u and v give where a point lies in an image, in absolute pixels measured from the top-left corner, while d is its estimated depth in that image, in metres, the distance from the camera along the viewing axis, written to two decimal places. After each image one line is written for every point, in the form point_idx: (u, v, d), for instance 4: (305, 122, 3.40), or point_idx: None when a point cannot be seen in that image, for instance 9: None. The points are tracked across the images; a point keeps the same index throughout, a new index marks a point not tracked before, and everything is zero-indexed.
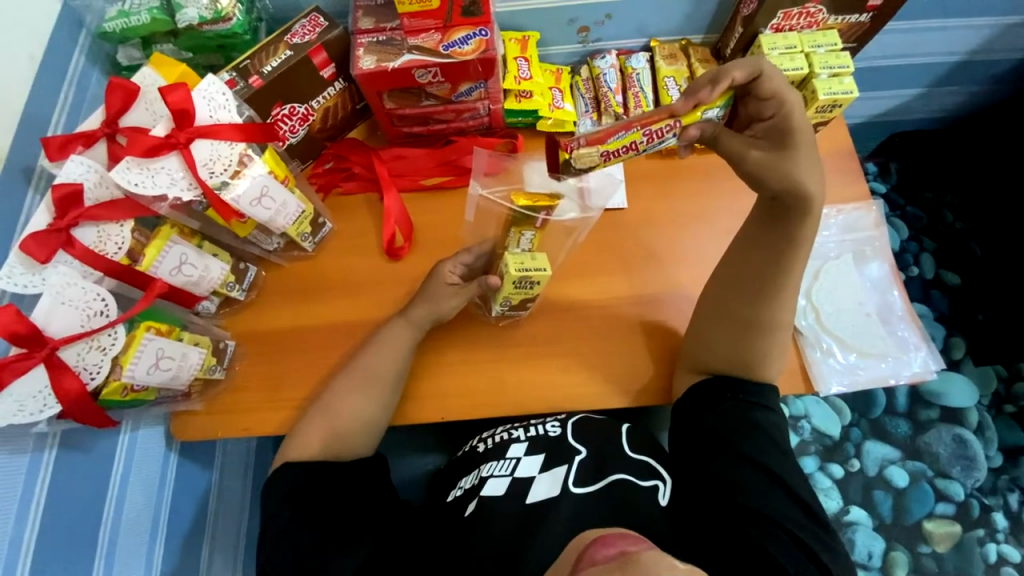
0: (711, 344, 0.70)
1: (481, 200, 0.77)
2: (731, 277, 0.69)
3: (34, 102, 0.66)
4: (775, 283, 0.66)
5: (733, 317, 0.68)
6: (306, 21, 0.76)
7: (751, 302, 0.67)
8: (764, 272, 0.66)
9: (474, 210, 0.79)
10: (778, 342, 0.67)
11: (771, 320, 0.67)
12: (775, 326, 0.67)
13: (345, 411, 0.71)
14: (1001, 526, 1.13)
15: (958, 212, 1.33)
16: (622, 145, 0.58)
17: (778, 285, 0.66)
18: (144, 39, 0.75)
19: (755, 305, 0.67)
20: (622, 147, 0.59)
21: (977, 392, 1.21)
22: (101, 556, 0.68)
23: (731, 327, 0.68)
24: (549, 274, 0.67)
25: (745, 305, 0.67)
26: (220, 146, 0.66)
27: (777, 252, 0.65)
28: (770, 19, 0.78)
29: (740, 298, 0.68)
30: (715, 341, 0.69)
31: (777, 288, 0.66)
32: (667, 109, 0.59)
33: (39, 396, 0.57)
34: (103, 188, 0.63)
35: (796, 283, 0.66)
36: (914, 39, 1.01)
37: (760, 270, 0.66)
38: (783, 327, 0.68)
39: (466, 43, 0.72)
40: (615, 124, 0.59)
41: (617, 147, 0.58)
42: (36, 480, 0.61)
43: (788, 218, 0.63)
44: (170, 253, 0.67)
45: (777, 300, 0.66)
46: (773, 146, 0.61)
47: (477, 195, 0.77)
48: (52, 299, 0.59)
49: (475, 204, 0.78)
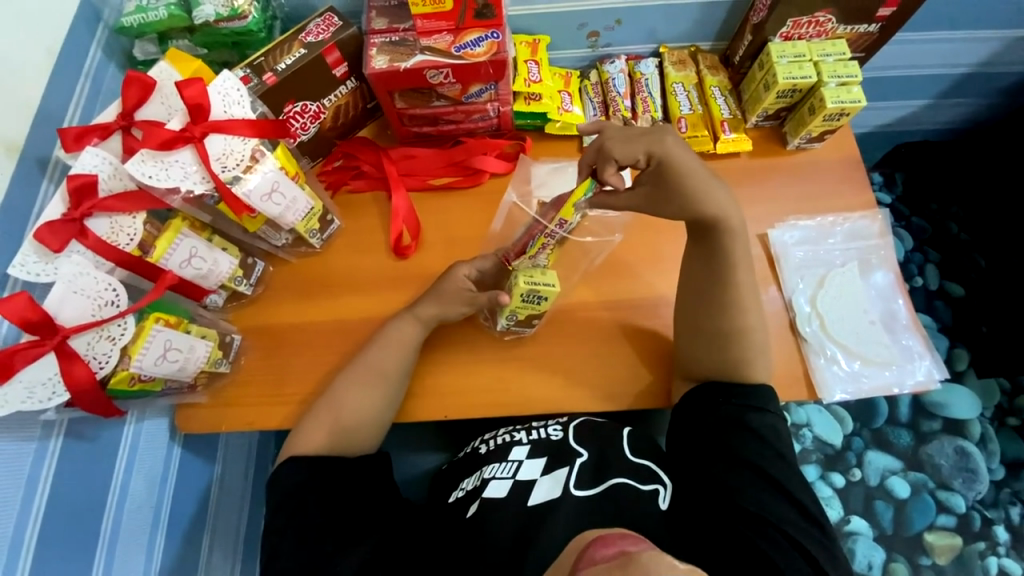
0: (693, 356, 0.71)
1: (514, 207, 0.85)
2: (691, 294, 0.71)
3: (51, 94, 0.67)
4: (729, 294, 0.69)
5: (701, 328, 0.70)
6: (321, 20, 0.76)
7: (716, 313, 0.69)
8: (716, 285, 0.69)
9: (503, 219, 0.85)
10: (756, 344, 0.69)
11: (741, 327, 0.69)
12: (747, 330, 0.69)
13: (349, 407, 0.71)
14: (1002, 539, 1.13)
15: (963, 223, 1.33)
16: (536, 248, 0.70)
17: (735, 294, 0.69)
18: (160, 35, 0.76)
19: (718, 317, 0.69)
20: (539, 249, 0.71)
21: (979, 404, 1.21)
22: (104, 545, 0.68)
23: (704, 340, 0.70)
24: (557, 290, 0.68)
25: (711, 319, 0.70)
26: (233, 141, 0.67)
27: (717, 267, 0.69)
28: (779, 27, 0.79)
29: (699, 310, 0.71)
30: (697, 351, 0.71)
31: (734, 297, 0.69)
32: (552, 208, 0.68)
33: (49, 383, 0.58)
34: (118, 179, 0.64)
35: (749, 287, 0.70)
36: (922, 50, 1.02)
37: (703, 285, 0.70)
38: (755, 330, 0.70)
39: (478, 45, 0.73)
40: (527, 233, 0.71)
41: (534, 252, 0.71)
42: (42, 468, 0.61)
43: (711, 237, 0.68)
44: (181, 245, 0.68)
45: (739, 307, 0.69)
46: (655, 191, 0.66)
47: (511, 202, 0.85)
48: (65, 288, 0.59)
49: (506, 212, 0.85)
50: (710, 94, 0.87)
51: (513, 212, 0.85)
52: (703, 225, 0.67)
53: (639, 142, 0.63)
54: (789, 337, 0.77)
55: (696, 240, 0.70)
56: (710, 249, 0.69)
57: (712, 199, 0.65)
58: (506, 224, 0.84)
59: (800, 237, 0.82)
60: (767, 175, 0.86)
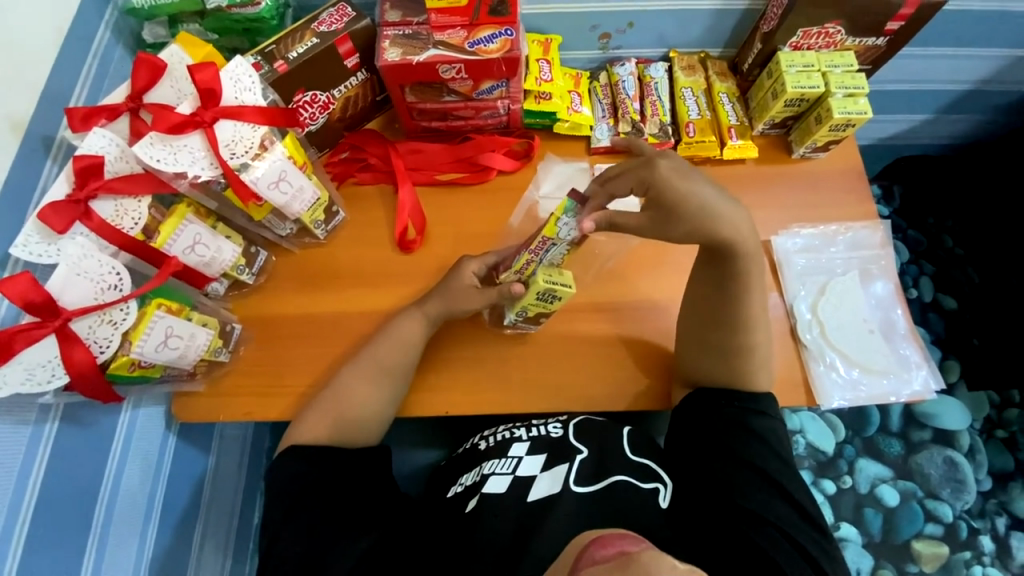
0: (695, 362, 0.71)
1: (534, 204, 0.86)
2: (700, 311, 0.71)
3: (58, 72, 0.66)
4: (733, 310, 0.69)
5: (714, 347, 0.70)
6: (334, 10, 0.76)
7: (729, 332, 0.69)
8: (724, 303, 0.69)
9: (523, 214, 0.85)
10: (759, 348, 0.70)
11: (742, 340, 0.69)
12: (747, 344, 0.69)
13: (351, 400, 0.71)
14: (987, 549, 1.15)
15: (958, 237, 1.35)
16: (520, 264, 0.69)
17: (744, 313, 0.69)
18: (171, 18, 0.75)
19: (727, 335, 0.69)
20: (523, 266, 0.69)
21: (969, 416, 1.23)
22: (97, 532, 0.67)
23: (704, 351, 0.71)
24: (572, 292, 0.68)
25: (711, 331, 0.70)
26: (242, 127, 0.66)
27: (728, 290, 0.68)
28: (790, 36, 0.79)
29: (710, 327, 0.70)
30: (701, 361, 0.71)
31: (744, 315, 0.69)
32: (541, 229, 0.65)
33: (49, 366, 0.57)
34: (124, 162, 0.64)
35: (758, 303, 0.70)
36: (927, 65, 1.03)
37: (711, 302, 0.70)
38: (756, 344, 0.70)
39: (492, 42, 0.73)
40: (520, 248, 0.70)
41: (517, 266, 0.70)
42: (37, 452, 0.60)
43: (723, 262, 0.67)
44: (185, 231, 0.67)
45: (741, 325, 0.69)
46: (660, 212, 0.62)
47: (532, 197, 0.86)
48: (68, 270, 0.58)
49: (527, 207, 0.86)
50: (719, 100, 0.88)
51: (532, 209, 0.85)
52: (718, 251, 0.66)
53: (636, 168, 0.64)
54: (790, 344, 0.78)
55: (710, 262, 0.68)
56: (723, 273, 0.68)
57: (727, 225, 0.63)
58: (523, 219, 0.85)
59: (803, 245, 0.83)
60: (772, 182, 0.87)
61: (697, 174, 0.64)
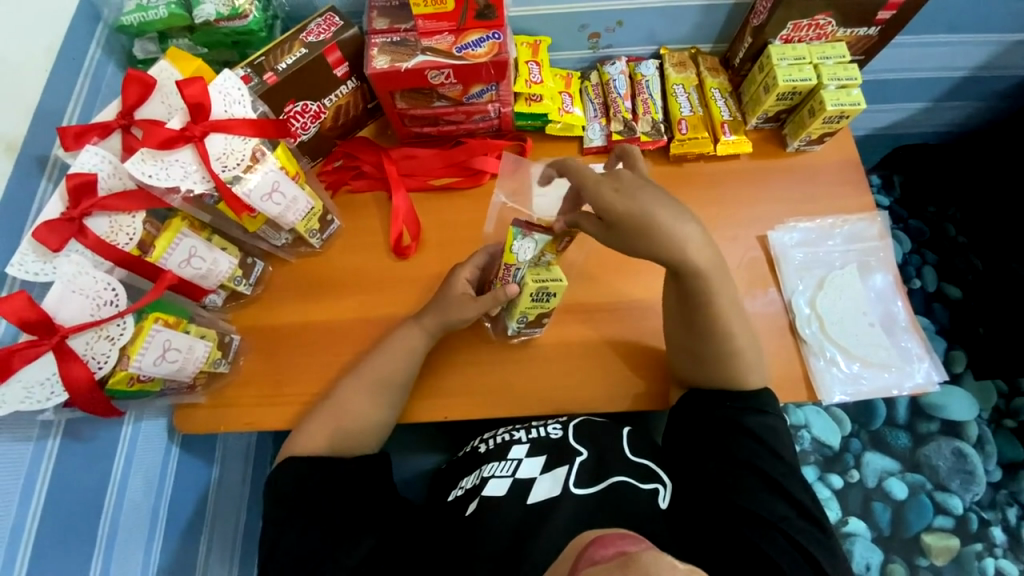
0: (682, 366, 0.71)
1: (504, 208, 0.84)
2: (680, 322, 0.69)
3: (51, 92, 0.66)
4: (711, 322, 0.67)
5: (696, 353, 0.69)
6: (322, 20, 0.76)
7: (705, 338, 0.67)
8: (696, 314, 0.66)
9: (495, 220, 0.83)
10: (747, 355, 0.68)
11: (729, 348, 0.68)
12: (735, 351, 0.68)
13: (349, 407, 0.71)
14: (999, 540, 1.13)
15: (960, 225, 1.33)
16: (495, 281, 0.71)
17: (722, 325, 0.67)
18: (160, 34, 0.76)
19: (707, 344, 0.67)
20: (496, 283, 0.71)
21: (976, 405, 1.22)
22: (101, 546, 0.67)
23: (687, 357, 0.70)
24: (565, 285, 0.67)
25: (690, 340, 0.68)
26: (233, 140, 0.67)
27: (697, 304, 0.66)
28: (780, 29, 0.79)
29: (685, 334, 0.69)
30: (685, 363, 0.70)
31: (719, 327, 0.67)
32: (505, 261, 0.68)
33: (47, 384, 0.58)
34: (117, 178, 0.64)
35: (734, 314, 0.67)
36: (921, 53, 1.02)
37: (686, 314, 0.67)
38: (737, 354, 0.68)
39: (480, 46, 0.73)
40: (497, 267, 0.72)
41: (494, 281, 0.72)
42: (39, 469, 0.61)
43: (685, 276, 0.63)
44: (180, 245, 0.67)
45: (718, 337, 0.67)
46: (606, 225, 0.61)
47: (501, 202, 0.84)
48: (63, 287, 0.59)
49: (497, 211, 0.84)
50: (710, 96, 0.87)
51: (501, 214, 0.83)
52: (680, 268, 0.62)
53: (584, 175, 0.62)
54: (788, 338, 0.77)
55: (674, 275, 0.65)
56: (683, 285, 0.65)
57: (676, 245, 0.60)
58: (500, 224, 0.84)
59: (800, 239, 0.82)
60: (767, 177, 0.86)
61: (649, 188, 0.60)
